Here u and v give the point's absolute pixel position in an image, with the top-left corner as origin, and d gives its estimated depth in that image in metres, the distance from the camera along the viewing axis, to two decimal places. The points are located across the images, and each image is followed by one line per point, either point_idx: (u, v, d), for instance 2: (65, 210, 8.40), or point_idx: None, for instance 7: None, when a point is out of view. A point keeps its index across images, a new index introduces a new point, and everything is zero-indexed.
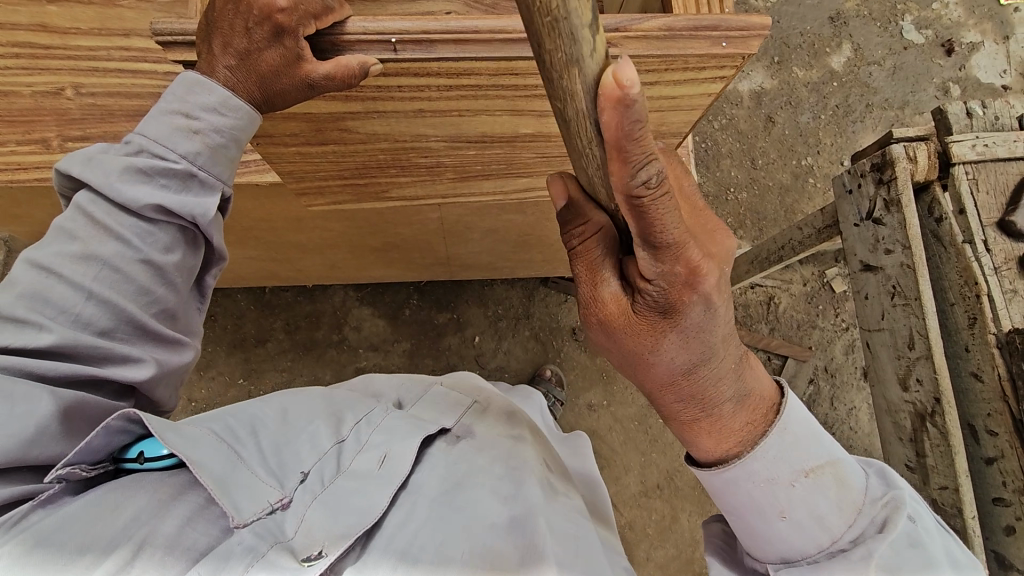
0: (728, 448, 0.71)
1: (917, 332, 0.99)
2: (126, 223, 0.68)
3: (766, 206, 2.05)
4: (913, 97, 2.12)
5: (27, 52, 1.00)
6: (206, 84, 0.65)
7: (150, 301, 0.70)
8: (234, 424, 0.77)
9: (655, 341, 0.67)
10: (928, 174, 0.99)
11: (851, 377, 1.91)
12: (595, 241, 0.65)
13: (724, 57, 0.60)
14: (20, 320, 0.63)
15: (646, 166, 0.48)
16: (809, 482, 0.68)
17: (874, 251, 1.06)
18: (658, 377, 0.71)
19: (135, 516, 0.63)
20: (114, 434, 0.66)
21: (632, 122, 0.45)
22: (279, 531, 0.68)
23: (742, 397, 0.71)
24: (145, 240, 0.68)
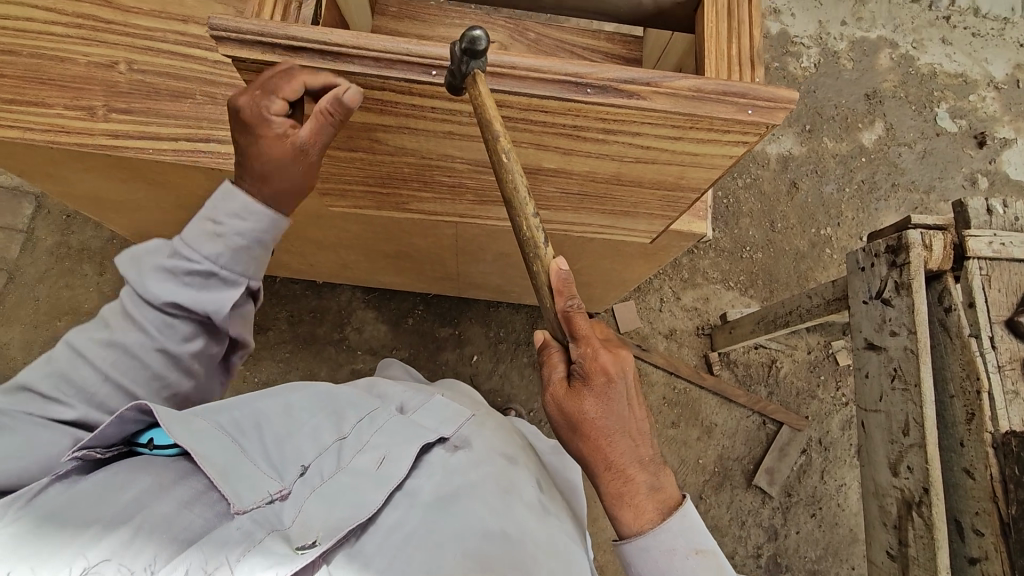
0: (643, 523, 0.79)
1: (913, 417, 0.98)
2: (149, 316, 0.74)
3: (780, 269, 2.05)
4: (940, 183, 2.14)
5: (87, 24, 1.04)
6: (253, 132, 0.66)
7: (163, 386, 0.78)
8: (240, 418, 0.79)
9: (581, 406, 0.75)
10: (941, 264, 1.00)
11: (844, 454, 1.89)
12: (574, 318, 0.72)
13: (748, 124, 0.62)
14: (45, 396, 0.72)
15: (572, 298, 0.70)
16: (696, 560, 0.77)
17: (879, 331, 1.07)
18: (593, 445, 0.76)
19: (138, 496, 0.66)
20: (127, 422, 0.70)
21: (565, 281, 0.69)
22: (277, 521, 0.70)
23: (655, 488, 0.79)
24: (163, 332, 0.75)
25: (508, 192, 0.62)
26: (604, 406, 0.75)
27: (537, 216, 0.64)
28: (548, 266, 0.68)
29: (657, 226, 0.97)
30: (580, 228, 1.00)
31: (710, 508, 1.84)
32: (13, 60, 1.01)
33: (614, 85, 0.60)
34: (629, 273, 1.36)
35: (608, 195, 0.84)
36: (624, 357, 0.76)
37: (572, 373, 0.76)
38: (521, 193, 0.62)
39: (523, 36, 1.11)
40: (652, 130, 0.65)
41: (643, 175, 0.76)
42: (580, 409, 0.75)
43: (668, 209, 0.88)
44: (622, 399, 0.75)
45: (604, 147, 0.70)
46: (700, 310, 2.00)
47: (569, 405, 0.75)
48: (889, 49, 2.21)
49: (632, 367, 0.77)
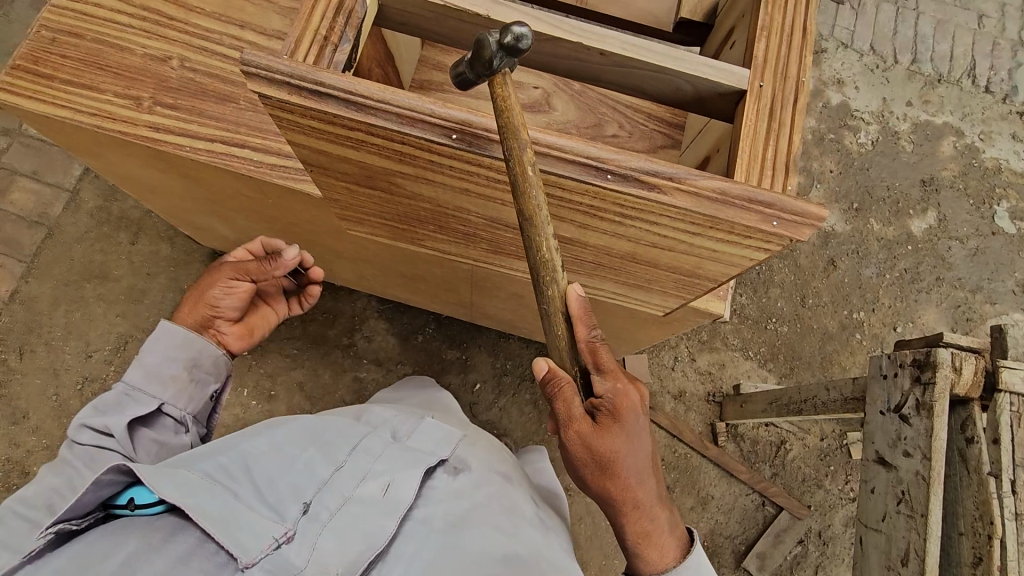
0: (660, 552, 0.87)
1: (915, 550, 0.92)
2: (82, 449, 0.88)
3: (804, 347, 1.98)
4: (988, 284, 2.04)
5: (152, 17, 1.07)
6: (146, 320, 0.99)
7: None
8: (227, 463, 0.79)
9: (612, 442, 0.76)
10: (970, 390, 0.94)
11: (843, 551, 1.80)
12: (599, 351, 0.74)
13: (770, 234, 0.59)
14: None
15: (593, 327, 0.73)
16: None
17: (893, 447, 1.01)
18: (623, 485, 0.81)
19: (125, 559, 0.66)
20: (102, 487, 0.72)
21: (583, 305, 0.72)
22: (289, 565, 0.71)
23: (670, 520, 0.89)
24: (92, 462, 0.87)
25: (529, 228, 0.59)
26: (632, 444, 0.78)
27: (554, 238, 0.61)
28: (568, 292, 0.69)
29: (671, 304, 0.94)
30: (593, 291, 0.97)
31: None
32: (78, 44, 1.05)
33: (636, 175, 0.58)
34: (642, 335, 1.32)
35: (623, 270, 0.81)
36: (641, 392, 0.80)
37: (594, 410, 0.77)
38: (543, 221, 0.59)
39: (569, 86, 1.10)
40: (671, 224, 0.62)
41: (658, 259, 0.74)
42: (611, 447, 0.77)
43: (683, 291, 0.85)
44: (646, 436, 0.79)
45: (621, 229, 0.67)
46: (714, 375, 1.94)
47: (599, 443, 0.76)
48: (953, 137, 2.13)
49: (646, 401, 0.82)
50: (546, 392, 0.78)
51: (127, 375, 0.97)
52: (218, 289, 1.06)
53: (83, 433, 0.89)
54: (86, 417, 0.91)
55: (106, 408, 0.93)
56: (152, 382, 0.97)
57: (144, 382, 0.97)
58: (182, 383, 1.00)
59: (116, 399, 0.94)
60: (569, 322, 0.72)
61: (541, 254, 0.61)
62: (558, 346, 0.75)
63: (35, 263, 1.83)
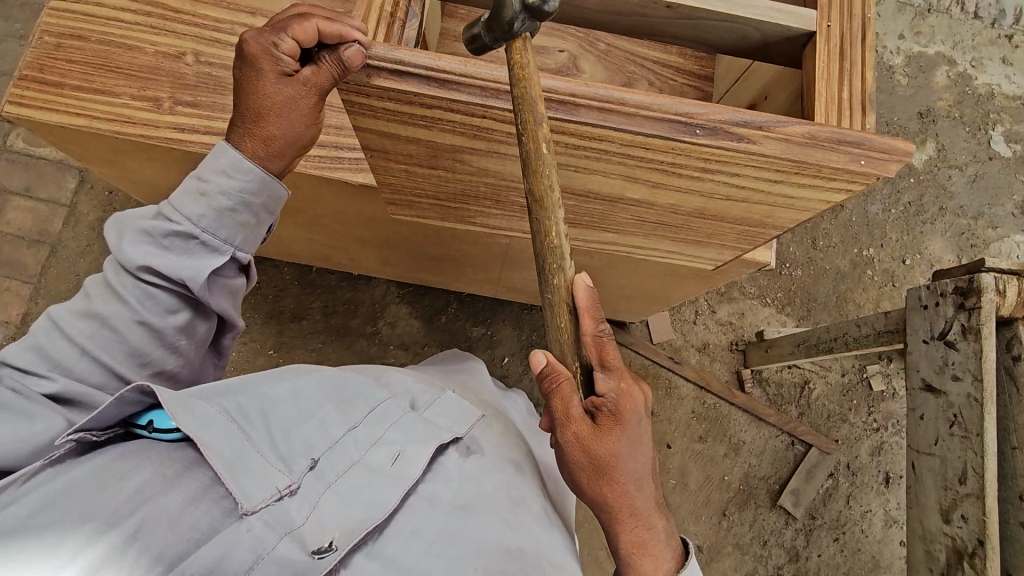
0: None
1: (972, 468, 0.96)
2: (132, 288, 0.74)
3: (819, 288, 2.02)
4: (988, 210, 2.08)
5: (157, 12, 1.02)
6: (224, 158, 0.74)
7: (143, 364, 0.77)
8: (246, 404, 0.77)
9: (614, 446, 0.70)
10: (1014, 310, 0.96)
11: (871, 480, 1.87)
12: (604, 344, 0.72)
13: (858, 174, 0.59)
14: (23, 367, 0.72)
15: (601, 320, 0.71)
16: None
17: (940, 373, 1.05)
18: (620, 493, 0.73)
19: (140, 488, 0.65)
20: (126, 404, 0.70)
21: (591, 299, 0.71)
22: (288, 521, 0.69)
23: (675, 539, 0.78)
24: (147, 304, 0.75)
25: (537, 196, 0.61)
26: (633, 447, 0.72)
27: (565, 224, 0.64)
28: (572, 280, 0.68)
29: (725, 256, 0.94)
30: (644, 252, 0.97)
31: (732, 526, 1.83)
32: (83, 47, 1.00)
33: (725, 127, 0.58)
34: (677, 292, 1.33)
35: (685, 226, 0.82)
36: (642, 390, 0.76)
37: (593, 411, 0.72)
38: (552, 206, 0.62)
39: (593, 47, 1.08)
40: (753, 173, 0.63)
41: (726, 212, 0.74)
42: (609, 449, 0.70)
43: (743, 242, 0.86)
44: (647, 441, 0.74)
45: (697, 184, 0.68)
46: (735, 326, 1.98)
47: (596, 445, 0.70)
48: (947, 67, 2.14)
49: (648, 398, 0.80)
50: (543, 387, 0.73)
51: (186, 206, 0.74)
52: (302, 122, 0.75)
53: (141, 271, 0.73)
54: (142, 248, 0.74)
55: (169, 245, 0.74)
56: (221, 226, 0.75)
57: (212, 226, 0.75)
58: (253, 229, 0.78)
59: (180, 238, 0.74)
60: (573, 313, 0.71)
61: (549, 240, 0.65)
62: (561, 334, 0.72)
63: (41, 282, 1.78)
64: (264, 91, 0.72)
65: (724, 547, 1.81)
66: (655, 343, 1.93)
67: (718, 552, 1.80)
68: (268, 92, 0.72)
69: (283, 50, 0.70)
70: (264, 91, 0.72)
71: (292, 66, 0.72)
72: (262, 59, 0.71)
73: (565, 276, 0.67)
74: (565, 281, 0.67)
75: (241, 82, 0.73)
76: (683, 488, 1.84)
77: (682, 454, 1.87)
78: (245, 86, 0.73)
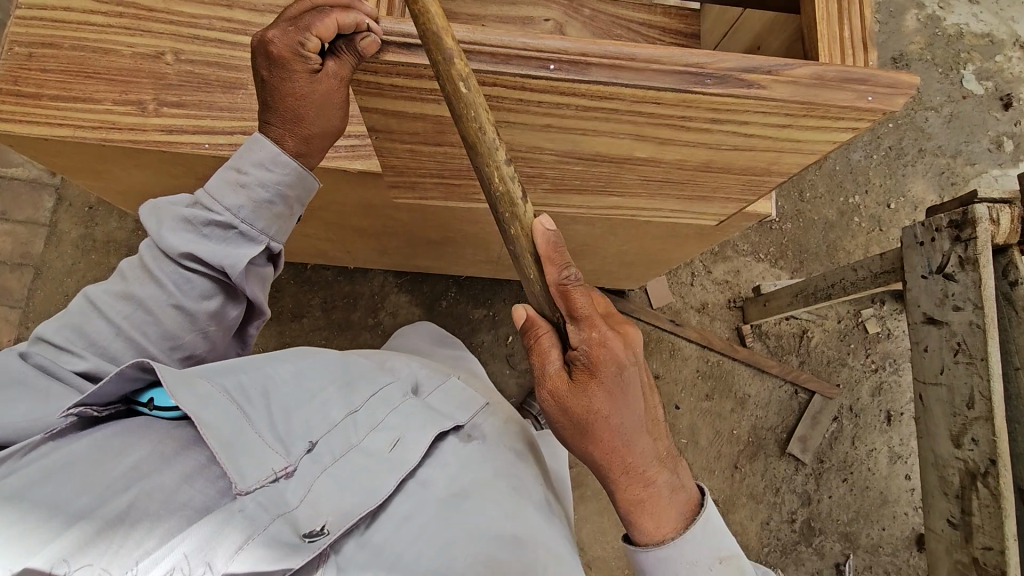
0: (664, 532, 0.77)
1: (979, 392, 1.01)
2: (170, 273, 0.81)
3: (809, 240, 2.05)
4: (966, 147, 2.11)
5: (129, 12, 0.99)
6: (259, 145, 0.79)
7: (175, 345, 0.83)
8: (248, 383, 0.79)
9: (590, 401, 0.72)
10: (1008, 238, 1.00)
11: (874, 420, 1.91)
12: (573, 294, 0.70)
13: (865, 111, 0.61)
14: (58, 345, 0.78)
15: (566, 267, 0.69)
16: (722, 567, 0.76)
17: (940, 305, 1.07)
18: (608, 448, 0.75)
19: (136, 463, 0.68)
20: (125, 381, 0.72)
21: (554, 242, 0.67)
22: (283, 503, 0.71)
23: (677, 487, 0.78)
24: (182, 288, 0.81)
25: (470, 139, 0.59)
26: (613, 400, 0.73)
27: (510, 163, 0.61)
28: (530, 227, 0.66)
29: (730, 209, 0.95)
30: (649, 213, 0.98)
31: (745, 477, 1.87)
32: (57, 54, 0.97)
33: (735, 75, 0.58)
34: (677, 252, 1.34)
35: (691, 181, 0.83)
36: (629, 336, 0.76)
37: (571, 365, 0.73)
38: (492, 149, 0.59)
39: (578, 14, 1.07)
40: (762, 118, 0.63)
41: (734, 162, 0.75)
42: (587, 403, 0.72)
43: (748, 193, 0.87)
44: (632, 394, 0.74)
45: (705, 136, 0.68)
46: (731, 284, 2.01)
47: (573, 401, 0.73)
48: (916, 10, 2.15)
49: (641, 351, 0.77)
50: (525, 343, 0.77)
51: (225, 197, 0.80)
52: (336, 109, 0.76)
53: (183, 257, 0.80)
54: (184, 236, 0.80)
55: (209, 233, 0.81)
56: (258, 217, 0.82)
57: (249, 217, 0.81)
58: (286, 222, 0.85)
59: (220, 227, 0.81)
60: (538, 263, 0.68)
61: (497, 188, 0.62)
62: (536, 294, 0.73)
63: (30, 305, 1.73)
64: (299, 91, 0.73)
65: (739, 498, 1.85)
66: (655, 308, 1.95)
67: (734, 504, 1.85)
68: (302, 93, 0.73)
69: (310, 48, 0.69)
70: (297, 91, 0.73)
71: (321, 62, 0.71)
72: (289, 60, 0.71)
73: (518, 220, 0.64)
74: (518, 224, 0.65)
75: (273, 82, 0.74)
76: (695, 446, 1.88)
77: (690, 413, 1.90)
78: (279, 86, 0.74)
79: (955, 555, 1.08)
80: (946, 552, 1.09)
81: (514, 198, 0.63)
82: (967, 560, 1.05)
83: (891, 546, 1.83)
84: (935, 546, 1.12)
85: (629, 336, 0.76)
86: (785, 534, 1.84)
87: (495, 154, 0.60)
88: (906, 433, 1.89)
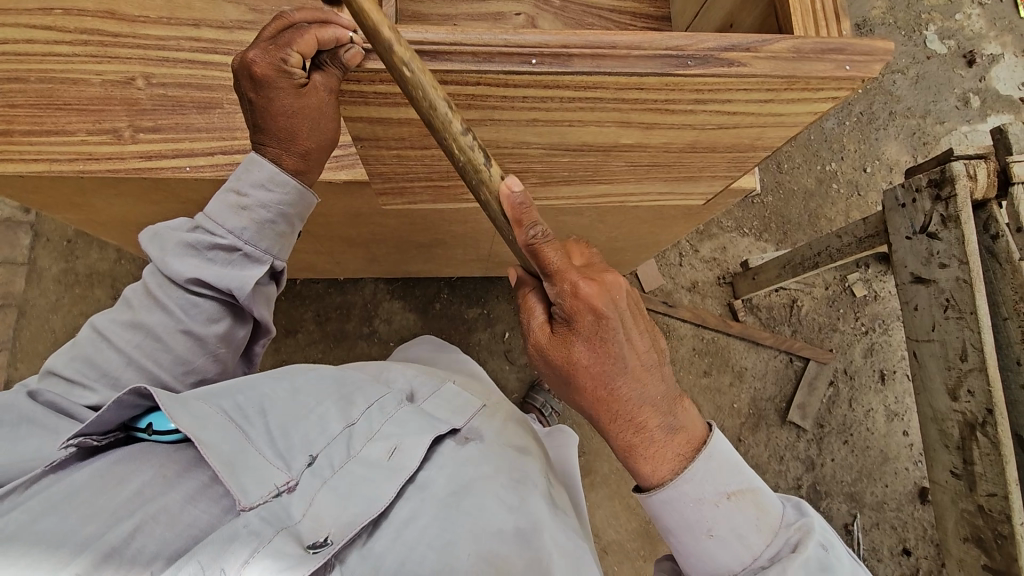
0: (663, 474, 0.78)
1: (971, 344, 1.04)
2: (177, 297, 0.80)
3: (790, 210, 2.08)
4: (934, 106, 2.14)
5: (94, 39, 0.98)
6: (258, 164, 0.79)
7: (187, 370, 0.83)
8: (244, 403, 0.78)
9: (569, 352, 0.76)
10: (986, 192, 1.02)
11: (868, 380, 1.95)
12: (542, 251, 0.69)
13: (844, 80, 0.62)
14: (68, 379, 0.78)
15: (532, 225, 0.66)
16: (730, 504, 0.76)
17: (927, 264, 1.10)
18: (593, 396, 0.78)
19: (140, 489, 0.67)
20: (123, 408, 0.71)
21: (519, 204, 0.63)
22: (286, 516, 0.69)
23: (673, 429, 0.78)
24: (190, 312, 0.81)
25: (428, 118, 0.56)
26: (592, 349, 0.75)
27: (469, 133, 0.58)
28: (498, 191, 0.62)
29: (716, 187, 0.96)
30: (637, 198, 0.99)
31: (749, 449, 1.90)
32: (24, 88, 0.95)
33: (715, 55, 0.59)
34: (665, 234, 1.36)
35: (677, 163, 0.84)
36: (610, 282, 0.74)
37: (554, 318, 0.77)
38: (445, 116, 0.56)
39: (549, 6, 1.08)
40: (744, 96, 0.64)
41: (720, 141, 0.76)
42: (566, 354, 0.76)
43: (734, 169, 0.88)
44: (613, 341, 0.74)
45: (690, 117, 0.69)
46: (719, 260, 2.03)
47: (555, 353, 0.77)
48: None
49: (624, 296, 0.74)
50: (518, 304, 0.83)
51: (228, 220, 0.80)
52: (327, 122, 0.75)
53: (190, 282, 0.80)
54: (188, 261, 0.79)
55: (213, 257, 0.81)
56: (261, 238, 0.82)
57: (253, 238, 0.81)
58: (289, 239, 0.85)
59: (225, 251, 0.81)
60: (508, 223, 0.66)
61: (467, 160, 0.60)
62: (518, 258, 0.77)
63: (16, 346, 1.69)
64: (286, 109, 0.72)
65: None
66: (647, 292, 1.97)
67: None
68: (292, 112, 0.72)
69: (294, 63, 0.68)
70: (288, 110, 0.72)
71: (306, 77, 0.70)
72: (275, 79, 0.70)
73: (487, 185, 0.62)
74: (487, 189, 0.62)
75: (262, 103, 0.73)
76: None
77: (690, 391, 1.93)
78: (269, 106, 0.73)
79: (961, 505, 1.11)
80: (952, 502, 1.12)
81: (477, 166, 0.61)
82: (972, 508, 1.08)
83: (896, 502, 1.87)
84: (940, 498, 1.15)
85: (609, 284, 0.74)
86: None
87: (451, 125, 0.57)
88: (900, 390, 1.94)
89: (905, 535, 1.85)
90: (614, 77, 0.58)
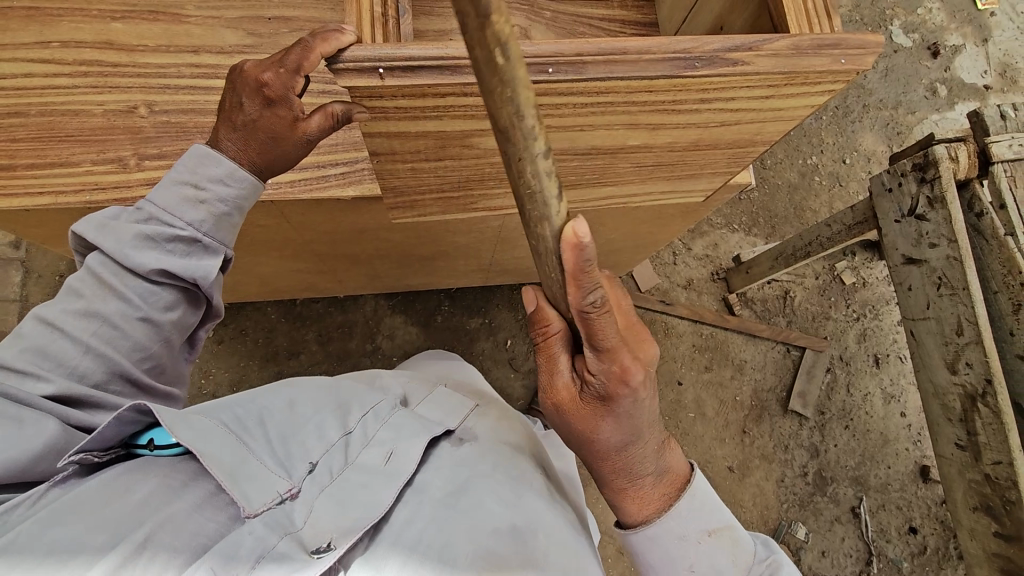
0: (649, 513, 0.80)
1: (966, 319, 1.08)
2: (132, 284, 0.76)
3: (776, 204, 2.14)
4: (905, 97, 2.22)
5: (94, 71, 0.99)
6: (213, 158, 0.77)
7: (145, 357, 0.78)
8: (243, 415, 0.76)
9: (590, 414, 0.76)
10: (969, 172, 1.07)
11: (864, 365, 1.99)
12: (595, 321, 0.65)
13: (840, 73, 0.65)
14: (22, 371, 0.70)
15: (590, 292, 0.62)
16: (709, 541, 0.77)
17: (917, 245, 1.14)
18: (598, 447, 0.79)
19: (148, 497, 0.63)
20: (124, 424, 0.67)
21: (584, 256, 0.58)
22: (289, 523, 0.67)
23: (661, 473, 0.81)
24: (148, 300, 0.77)
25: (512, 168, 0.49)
26: (622, 422, 0.75)
27: (549, 158, 0.49)
28: (560, 235, 0.57)
29: (715, 184, 1.00)
30: (640, 198, 1.02)
31: (754, 440, 1.92)
32: (26, 122, 0.95)
33: (718, 55, 0.62)
34: (662, 234, 1.39)
35: (680, 162, 0.87)
36: (643, 357, 0.75)
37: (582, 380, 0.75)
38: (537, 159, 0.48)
39: (540, 18, 1.11)
40: (746, 93, 0.68)
41: (721, 138, 0.79)
42: (591, 418, 0.76)
43: (733, 165, 0.91)
44: (637, 412, 0.75)
45: (696, 116, 0.72)
46: (712, 257, 2.07)
47: (579, 415, 0.76)
48: None
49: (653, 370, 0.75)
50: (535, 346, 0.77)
51: (186, 212, 0.77)
52: (297, 156, 0.80)
53: (151, 274, 0.76)
54: (147, 254, 0.76)
55: (173, 248, 0.77)
56: (219, 230, 0.80)
57: (212, 230, 0.79)
58: (240, 229, 0.84)
59: (184, 243, 0.78)
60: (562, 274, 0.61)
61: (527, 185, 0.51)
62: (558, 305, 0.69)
63: None
64: (276, 135, 0.76)
65: (752, 461, 1.90)
66: (644, 291, 2.00)
67: (748, 467, 1.90)
68: (273, 135, 0.76)
69: (296, 89, 0.72)
70: (270, 131, 0.75)
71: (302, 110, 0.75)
72: (276, 100, 0.73)
73: (547, 223, 0.55)
74: (545, 227, 0.56)
75: (247, 114, 0.74)
76: (704, 418, 1.93)
77: (693, 386, 1.95)
78: (254, 120, 0.75)
79: (969, 475, 1.15)
80: (960, 473, 1.17)
81: (548, 196, 0.53)
82: (980, 478, 1.12)
83: (899, 482, 1.91)
84: (948, 471, 1.20)
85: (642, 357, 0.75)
86: (800, 487, 1.89)
87: (534, 144, 0.47)
88: (895, 372, 1.99)
89: (911, 514, 1.88)
90: (624, 80, 0.61)
